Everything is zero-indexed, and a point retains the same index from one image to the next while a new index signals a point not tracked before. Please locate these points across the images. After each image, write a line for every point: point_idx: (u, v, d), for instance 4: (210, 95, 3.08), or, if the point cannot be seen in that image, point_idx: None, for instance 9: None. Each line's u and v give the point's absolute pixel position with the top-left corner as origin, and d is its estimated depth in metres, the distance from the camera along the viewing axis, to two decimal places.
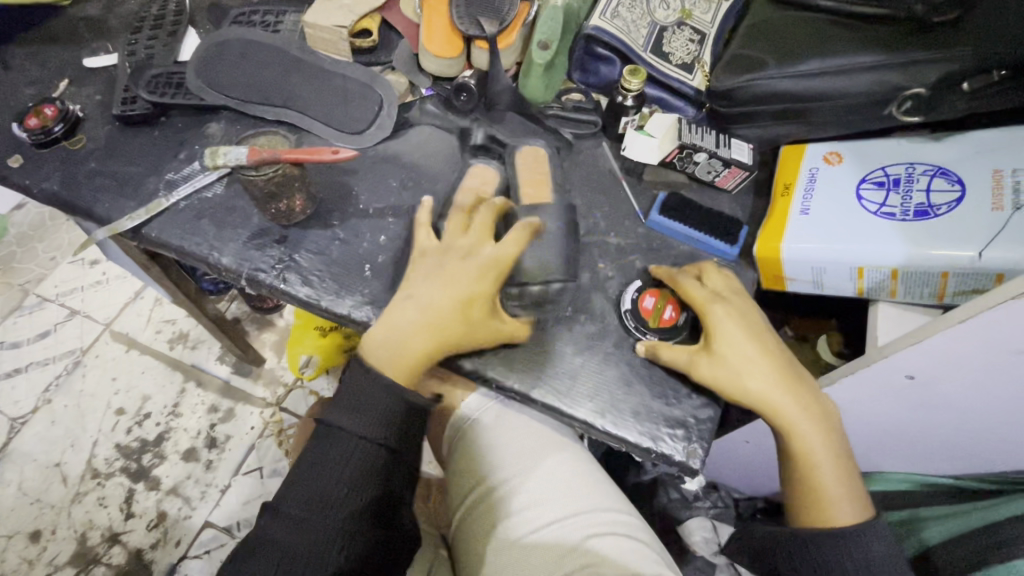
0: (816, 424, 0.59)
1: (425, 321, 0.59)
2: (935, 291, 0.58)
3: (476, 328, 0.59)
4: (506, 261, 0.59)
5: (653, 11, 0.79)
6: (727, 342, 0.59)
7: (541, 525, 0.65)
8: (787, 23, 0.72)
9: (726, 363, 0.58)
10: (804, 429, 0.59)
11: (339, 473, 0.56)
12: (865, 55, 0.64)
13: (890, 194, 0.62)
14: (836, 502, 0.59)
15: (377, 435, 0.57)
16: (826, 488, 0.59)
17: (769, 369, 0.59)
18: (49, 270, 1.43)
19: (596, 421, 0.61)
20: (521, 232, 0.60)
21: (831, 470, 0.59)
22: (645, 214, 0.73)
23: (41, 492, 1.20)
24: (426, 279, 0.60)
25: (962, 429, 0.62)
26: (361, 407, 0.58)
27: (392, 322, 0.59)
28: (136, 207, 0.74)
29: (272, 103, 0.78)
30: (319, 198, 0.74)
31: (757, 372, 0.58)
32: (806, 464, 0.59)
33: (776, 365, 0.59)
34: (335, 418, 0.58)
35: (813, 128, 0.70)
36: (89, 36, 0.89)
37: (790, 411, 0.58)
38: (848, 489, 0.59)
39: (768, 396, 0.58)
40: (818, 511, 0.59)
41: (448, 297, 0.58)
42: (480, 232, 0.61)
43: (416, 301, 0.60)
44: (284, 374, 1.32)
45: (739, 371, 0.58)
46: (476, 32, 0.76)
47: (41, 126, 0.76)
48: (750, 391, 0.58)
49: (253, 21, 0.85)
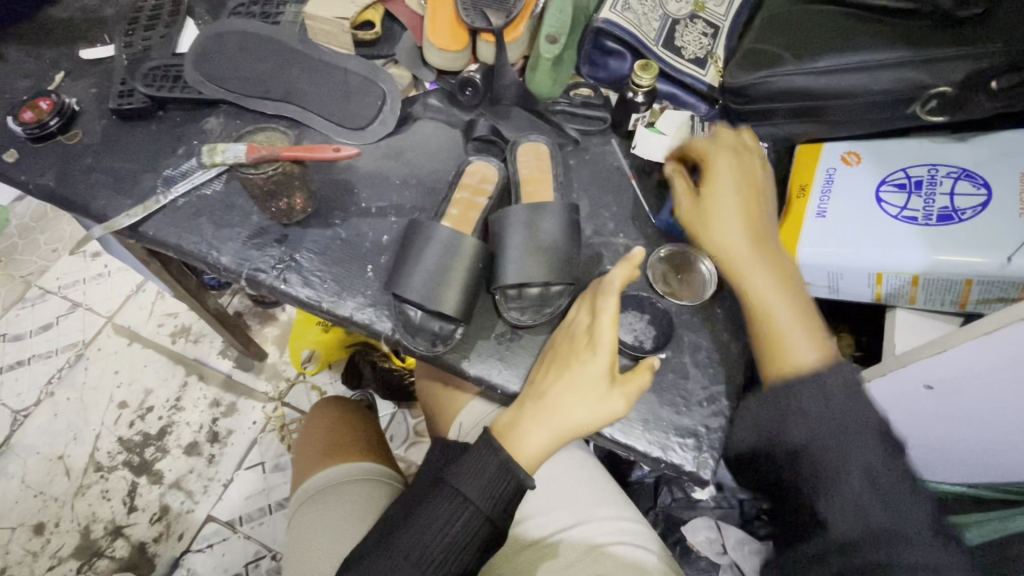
0: (770, 266, 0.58)
1: (546, 411, 0.56)
2: (958, 298, 0.57)
3: (601, 407, 0.55)
4: (613, 336, 0.56)
5: (665, 4, 0.77)
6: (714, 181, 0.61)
7: (567, 526, 0.64)
8: (804, 16, 0.69)
9: (705, 210, 0.61)
10: (749, 270, 0.58)
11: (446, 539, 0.53)
12: (889, 52, 0.61)
13: (911, 197, 0.60)
14: (793, 342, 0.55)
15: (494, 513, 0.55)
16: (782, 329, 0.56)
17: (747, 216, 0.60)
18: (50, 262, 1.42)
19: (604, 429, 0.59)
20: (629, 272, 0.57)
21: (791, 317, 0.56)
22: (654, 216, 0.71)
23: (45, 485, 1.20)
24: (549, 367, 0.59)
25: (979, 439, 0.61)
26: (485, 475, 0.55)
27: (515, 409, 0.59)
28: (133, 204, 0.72)
29: (271, 97, 0.76)
30: (320, 195, 0.72)
31: (726, 220, 0.59)
32: (760, 306, 0.57)
33: (747, 214, 0.60)
34: (461, 487, 0.55)
35: (829, 127, 0.67)
36: (85, 27, 0.86)
37: (747, 251, 0.58)
38: (813, 335, 0.56)
39: (731, 238, 0.59)
40: (775, 353, 0.56)
41: (563, 386, 0.56)
42: (587, 310, 0.60)
43: (538, 391, 0.58)
44: (285, 369, 1.31)
45: (717, 211, 0.60)
46: (482, 25, 0.73)
47: (36, 119, 0.75)
48: (716, 227, 0.60)
49: (252, 12, 0.83)
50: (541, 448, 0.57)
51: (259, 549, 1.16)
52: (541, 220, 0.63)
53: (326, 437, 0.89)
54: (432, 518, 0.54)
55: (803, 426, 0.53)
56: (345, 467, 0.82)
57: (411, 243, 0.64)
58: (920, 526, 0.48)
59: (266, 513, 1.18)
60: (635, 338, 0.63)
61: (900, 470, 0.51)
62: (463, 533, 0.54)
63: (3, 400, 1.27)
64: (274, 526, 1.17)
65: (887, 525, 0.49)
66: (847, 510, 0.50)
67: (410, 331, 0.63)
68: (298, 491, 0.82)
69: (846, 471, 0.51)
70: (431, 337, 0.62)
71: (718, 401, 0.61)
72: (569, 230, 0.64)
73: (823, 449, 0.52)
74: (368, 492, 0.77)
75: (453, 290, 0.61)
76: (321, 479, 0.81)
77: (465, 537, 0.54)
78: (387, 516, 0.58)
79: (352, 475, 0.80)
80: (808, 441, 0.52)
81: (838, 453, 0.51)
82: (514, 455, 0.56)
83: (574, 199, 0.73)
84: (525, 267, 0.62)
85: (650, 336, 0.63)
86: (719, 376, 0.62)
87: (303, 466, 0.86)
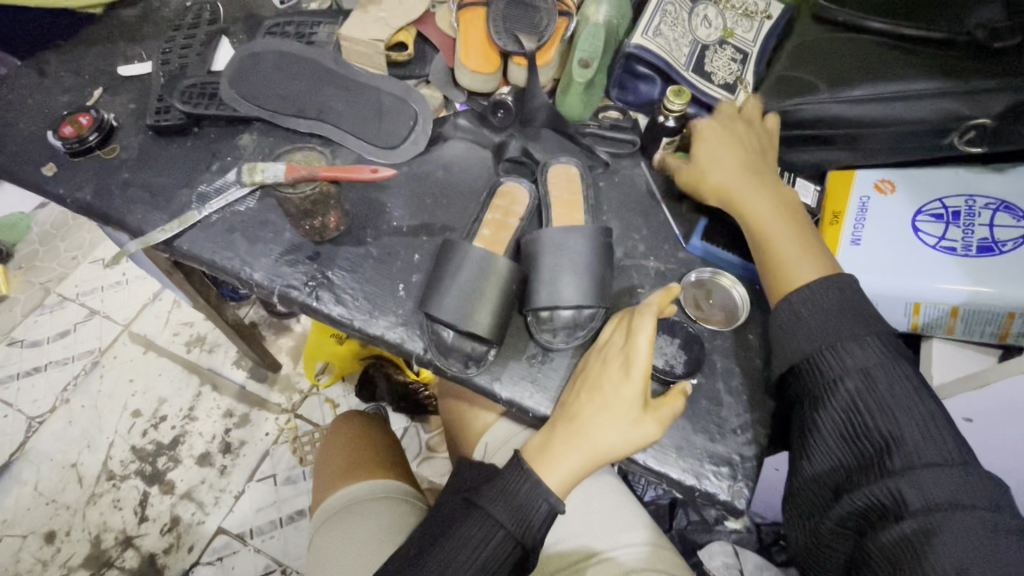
0: (766, 197, 0.63)
1: (584, 436, 0.55)
2: (998, 330, 0.56)
3: (633, 432, 0.55)
4: (648, 360, 0.55)
5: (695, 30, 0.79)
6: (707, 136, 0.67)
7: (603, 551, 0.64)
8: (836, 45, 0.71)
9: (698, 166, 0.66)
10: (748, 201, 0.62)
11: (477, 562, 0.53)
12: (927, 81, 0.62)
13: (949, 227, 0.60)
14: (797, 264, 0.58)
15: (525, 539, 0.54)
16: (784, 256, 0.59)
17: (736, 164, 0.65)
18: (70, 269, 1.43)
19: (637, 456, 0.58)
20: (662, 299, 0.58)
21: (788, 243, 0.60)
22: (685, 239, 0.71)
23: (57, 493, 1.19)
24: (583, 386, 0.58)
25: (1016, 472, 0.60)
26: (517, 498, 0.55)
27: (550, 430, 0.58)
28: (167, 219, 0.73)
29: (306, 116, 0.77)
30: (352, 213, 0.73)
31: (717, 170, 0.65)
32: (761, 236, 0.61)
33: (741, 158, 0.65)
34: (491, 511, 0.54)
35: (863, 155, 0.67)
36: (123, 43, 0.89)
37: (745, 188, 0.63)
38: (814, 258, 0.59)
39: (727, 179, 0.64)
40: (775, 279, 0.59)
41: (581, 398, 0.57)
42: (620, 333, 0.59)
43: (576, 413, 0.57)
44: (300, 381, 1.31)
45: (706, 165, 0.66)
46: (514, 50, 0.75)
47: (76, 136, 0.76)
48: (711, 180, 0.65)
49: (287, 32, 0.85)
50: (571, 473, 0.56)
51: (268, 563, 1.15)
52: (574, 243, 0.64)
53: (347, 453, 0.88)
54: (463, 541, 0.53)
55: (807, 337, 0.55)
56: (367, 485, 0.81)
57: (444, 263, 0.64)
58: (929, 436, 0.48)
59: (276, 527, 1.18)
60: (666, 364, 0.62)
61: (902, 379, 0.51)
62: (493, 558, 0.53)
63: (18, 406, 1.27)
64: (285, 539, 1.16)
65: (890, 434, 0.49)
66: (851, 429, 0.51)
67: (442, 351, 0.63)
68: (320, 508, 0.82)
69: (845, 381, 0.52)
70: (464, 357, 0.63)
71: (751, 429, 0.60)
72: (601, 254, 0.64)
73: (826, 357, 0.53)
74: (390, 512, 0.77)
75: (485, 311, 0.61)
76: (343, 497, 0.80)
77: (495, 560, 0.53)
78: (416, 539, 0.57)
79: (374, 495, 0.79)
80: (810, 353, 0.54)
81: (836, 360, 0.53)
82: (545, 479, 0.55)
83: (604, 221, 0.73)
84: (559, 290, 0.62)
85: (682, 360, 0.62)
86: (752, 403, 0.61)
87: (325, 483, 0.85)
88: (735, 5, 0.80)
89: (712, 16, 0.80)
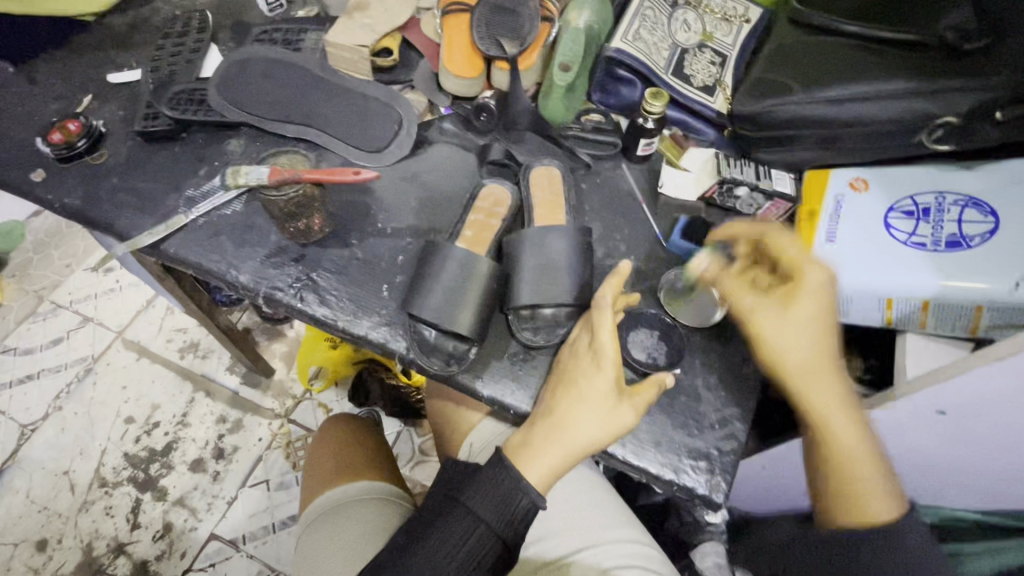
0: (847, 401, 0.58)
1: (563, 431, 0.56)
2: (969, 324, 0.56)
3: (611, 419, 0.55)
4: (616, 351, 0.56)
5: (675, 33, 0.81)
6: (804, 305, 0.57)
7: (578, 547, 0.64)
8: (811, 47, 0.73)
9: (785, 329, 0.57)
10: (830, 402, 0.57)
11: (458, 557, 0.53)
12: (895, 82, 0.63)
13: (919, 224, 0.61)
14: (870, 491, 0.57)
15: (506, 534, 0.55)
16: (855, 479, 0.57)
17: (827, 346, 0.57)
18: (63, 277, 1.44)
19: (616, 451, 0.59)
20: (613, 279, 0.58)
21: (864, 459, 0.57)
22: (665, 238, 0.73)
23: (49, 500, 1.19)
24: (568, 395, 0.57)
25: (995, 467, 0.59)
26: (497, 493, 0.55)
27: (530, 435, 0.57)
28: (155, 223, 0.74)
29: (292, 121, 0.78)
30: (338, 216, 0.74)
31: (803, 350, 0.57)
32: (831, 446, 0.58)
33: (829, 339, 0.57)
34: (473, 507, 0.55)
35: (839, 154, 0.69)
36: (114, 52, 0.90)
37: (831, 387, 0.57)
38: (885, 483, 0.57)
39: (809, 367, 0.57)
40: (846, 499, 0.58)
41: (588, 421, 0.55)
42: (587, 330, 0.60)
43: (558, 417, 0.56)
44: (293, 386, 1.31)
45: (794, 340, 0.57)
46: (496, 53, 0.75)
47: (64, 141, 0.77)
48: (794, 361, 0.57)
49: (274, 39, 0.86)
50: (553, 469, 0.56)
51: (261, 568, 1.14)
52: (554, 243, 0.65)
53: (336, 456, 0.89)
54: (444, 536, 0.54)
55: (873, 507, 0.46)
56: (355, 487, 0.82)
57: (427, 264, 0.65)
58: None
59: (269, 532, 1.18)
60: (648, 356, 0.63)
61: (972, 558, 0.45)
62: (474, 553, 0.54)
63: (10, 414, 1.27)
64: (277, 544, 1.16)
65: None
66: None
67: (425, 351, 0.64)
68: (309, 509, 0.82)
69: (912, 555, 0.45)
70: (446, 357, 0.64)
71: (730, 424, 0.61)
72: (581, 253, 0.65)
73: None
74: (378, 512, 0.77)
75: (467, 311, 0.62)
76: (332, 497, 0.81)
77: (476, 556, 0.54)
78: (398, 536, 0.57)
79: (361, 496, 0.80)
80: None
81: None
82: (526, 474, 0.55)
83: (586, 221, 0.74)
84: (540, 289, 0.63)
85: (663, 352, 0.64)
86: (730, 399, 0.63)
87: (314, 484, 0.86)
88: (714, 9, 0.84)
89: (692, 20, 0.82)
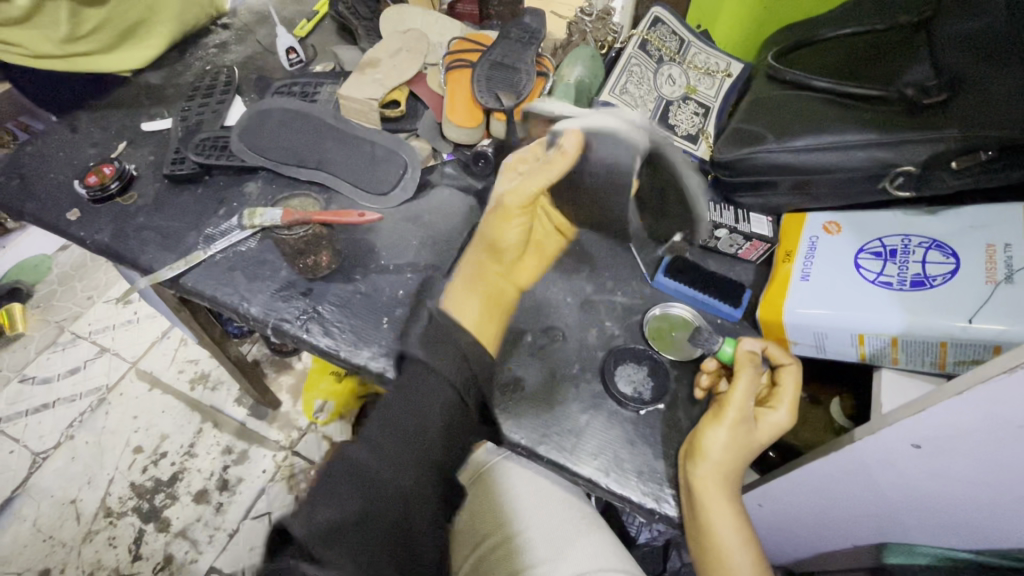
0: (739, 513, 0.57)
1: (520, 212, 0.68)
2: (936, 359, 0.58)
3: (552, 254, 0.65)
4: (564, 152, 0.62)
5: (660, 87, 0.88)
6: (766, 428, 0.58)
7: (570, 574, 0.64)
8: (784, 100, 0.79)
9: (747, 439, 0.58)
10: (722, 523, 0.55)
11: (431, 412, 0.52)
12: (857, 134, 0.68)
13: (887, 264, 0.65)
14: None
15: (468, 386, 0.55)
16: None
17: (742, 456, 0.58)
18: (85, 308, 1.51)
19: (600, 479, 0.62)
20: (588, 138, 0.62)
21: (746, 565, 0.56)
22: (651, 276, 0.77)
23: (55, 530, 1.21)
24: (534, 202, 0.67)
25: (984, 508, 0.58)
26: (437, 344, 0.56)
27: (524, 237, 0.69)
28: (176, 258, 0.80)
29: (305, 165, 0.85)
30: (343, 254, 0.79)
31: (727, 459, 0.57)
32: (717, 548, 0.56)
33: (745, 453, 0.58)
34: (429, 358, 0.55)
35: (814, 198, 0.74)
36: (148, 104, 0.99)
37: (733, 491, 0.57)
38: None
39: (721, 474, 0.57)
40: None
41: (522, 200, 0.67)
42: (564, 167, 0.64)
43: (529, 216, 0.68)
44: (298, 418, 1.35)
45: (745, 448, 0.58)
46: (494, 105, 0.83)
47: (99, 183, 0.84)
48: (716, 460, 0.57)
49: (293, 92, 0.94)
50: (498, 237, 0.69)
51: None
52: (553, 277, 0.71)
53: None
54: (416, 394, 0.53)
55: None
56: None
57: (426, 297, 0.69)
58: None
59: None
60: (634, 390, 0.67)
61: None
62: (435, 409, 0.53)
63: (24, 442, 1.31)
64: None
65: None
66: None
67: None
68: None
69: None
70: None
71: None
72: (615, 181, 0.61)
73: None
74: None
75: None
76: None
77: (443, 406, 0.53)
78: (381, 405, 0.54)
79: None
80: None
81: None
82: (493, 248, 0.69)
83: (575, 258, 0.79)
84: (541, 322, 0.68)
85: (650, 387, 0.67)
86: None
87: None
88: (698, 65, 0.92)
89: (677, 75, 0.90)
